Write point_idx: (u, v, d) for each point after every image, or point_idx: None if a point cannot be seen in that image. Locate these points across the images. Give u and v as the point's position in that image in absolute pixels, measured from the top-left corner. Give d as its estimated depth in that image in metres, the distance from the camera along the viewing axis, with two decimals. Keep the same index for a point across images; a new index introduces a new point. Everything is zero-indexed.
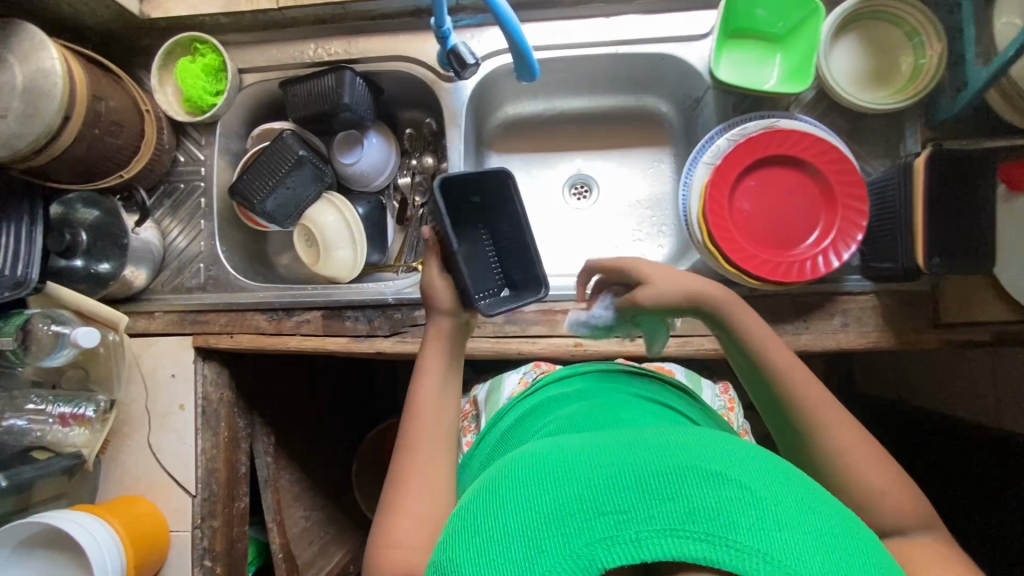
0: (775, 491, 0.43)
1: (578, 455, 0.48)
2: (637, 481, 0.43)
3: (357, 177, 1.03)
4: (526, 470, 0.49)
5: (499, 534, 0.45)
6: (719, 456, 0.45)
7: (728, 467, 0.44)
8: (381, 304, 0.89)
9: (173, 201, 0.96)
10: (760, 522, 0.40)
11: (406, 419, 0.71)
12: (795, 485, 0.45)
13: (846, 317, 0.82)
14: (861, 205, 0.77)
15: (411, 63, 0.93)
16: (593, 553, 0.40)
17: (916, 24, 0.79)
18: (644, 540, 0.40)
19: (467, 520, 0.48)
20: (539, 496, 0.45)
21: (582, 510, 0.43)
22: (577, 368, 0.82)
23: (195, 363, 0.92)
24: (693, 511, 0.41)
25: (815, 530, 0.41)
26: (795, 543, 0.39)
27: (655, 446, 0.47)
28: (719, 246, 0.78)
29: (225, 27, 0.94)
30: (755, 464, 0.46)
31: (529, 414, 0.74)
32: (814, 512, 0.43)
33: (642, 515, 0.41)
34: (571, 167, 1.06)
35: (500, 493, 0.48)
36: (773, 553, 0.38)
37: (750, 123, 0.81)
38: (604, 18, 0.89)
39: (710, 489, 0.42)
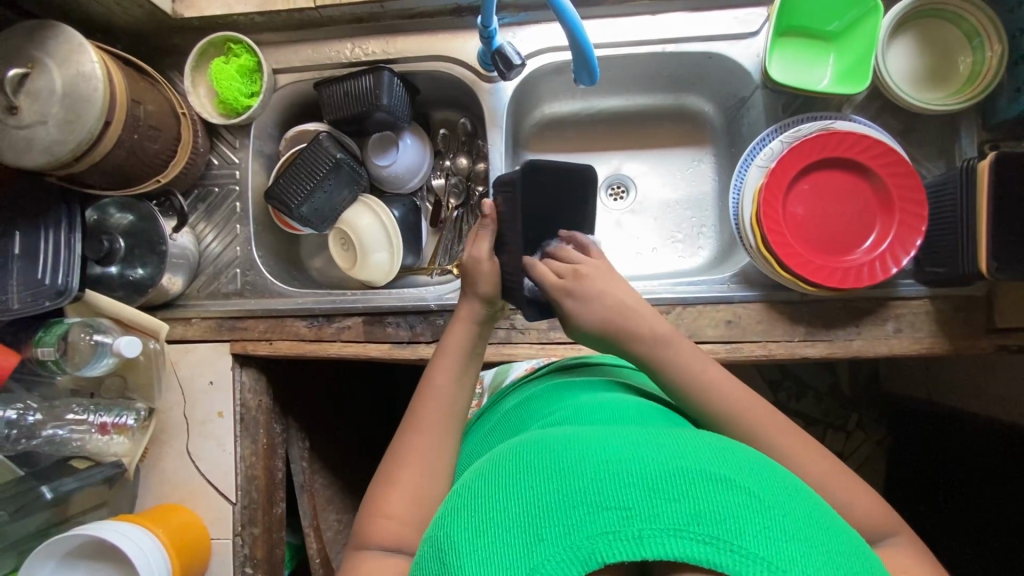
0: (784, 501, 0.41)
1: (584, 444, 0.46)
2: (645, 478, 0.41)
3: (392, 179, 1.01)
4: (529, 456, 0.47)
5: (496, 516, 0.42)
6: (730, 464, 0.44)
7: (737, 474, 0.42)
8: (423, 311, 0.88)
9: (207, 205, 0.95)
10: (768, 532, 0.38)
11: (415, 401, 0.69)
12: (803, 499, 0.43)
13: (899, 323, 0.81)
14: (919, 210, 0.75)
15: (450, 63, 0.91)
16: (592, 546, 0.38)
17: (975, 22, 0.77)
18: (647, 538, 0.38)
19: (461, 504, 0.46)
20: (540, 483, 0.43)
21: (585, 501, 0.40)
22: (585, 358, 0.80)
23: (234, 371, 0.91)
24: (699, 513, 0.39)
25: (823, 546, 0.39)
26: (802, 555, 0.38)
27: (664, 445, 0.45)
28: (774, 251, 0.76)
29: (259, 26, 0.92)
30: (766, 475, 0.44)
31: (535, 400, 0.70)
32: (821, 525, 0.41)
33: (647, 512, 0.39)
34: (608, 167, 1.04)
35: (498, 477, 0.46)
36: (778, 563, 0.37)
37: (807, 124, 0.79)
38: (650, 16, 0.86)
39: (719, 494, 0.40)
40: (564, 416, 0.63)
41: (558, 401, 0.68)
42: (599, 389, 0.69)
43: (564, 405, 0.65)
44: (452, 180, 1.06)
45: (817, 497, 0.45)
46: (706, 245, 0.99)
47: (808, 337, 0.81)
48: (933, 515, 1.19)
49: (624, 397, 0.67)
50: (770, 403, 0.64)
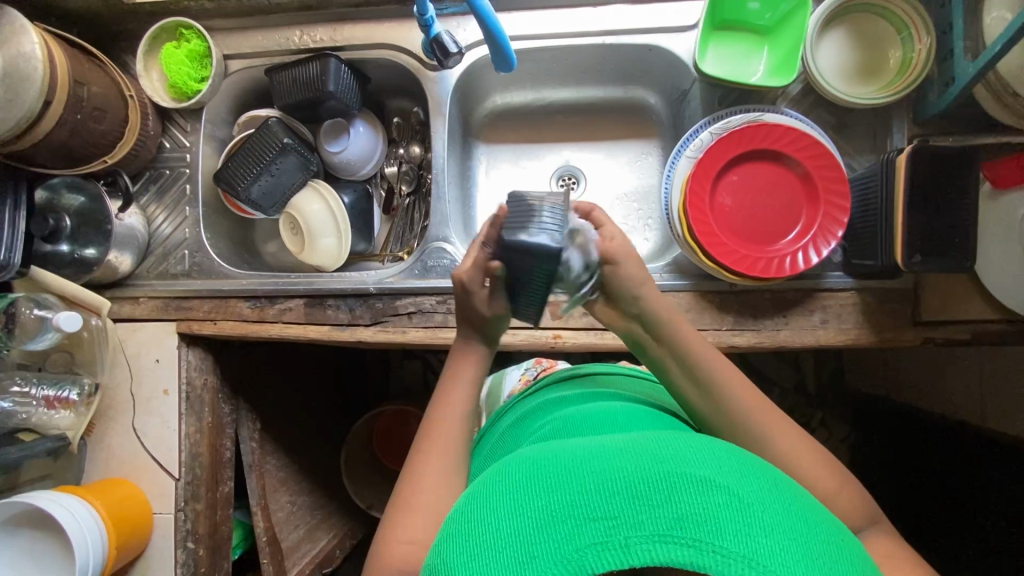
0: (762, 498, 0.43)
1: (573, 460, 0.48)
2: (627, 486, 0.43)
3: (343, 165, 1.03)
4: (521, 476, 0.49)
5: (492, 538, 0.44)
6: (710, 464, 0.45)
7: (716, 474, 0.44)
8: (363, 294, 0.89)
9: (159, 187, 0.96)
10: (748, 529, 0.40)
11: (425, 429, 0.68)
12: (781, 494, 0.45)
13: (826, 314, 0.82)
14: (841, 201, 0.76)
15: (396, 51, 0.92)
16: (583, 558, 0.40)
17: (906, 18, 0.78)
18: (633, 547, 0.40)
19: (461, 525, 0.48)
20: (534, 501, 0.45)
21: (574, 516, 0.42)
22: (582, 369, 0.81)
23: (179, 349, 0.93)
24: (680, 517, 0.40)
25: (803, 540, 0.41)
26: (781, 550, 0.39)
27: (647, 452, 0.46)
28: (698, 240, 0.77)
29: (210, 12, 0.94)
30: (745, 472, 0.46)
31: (526, 417, 0.73)
32: (800, 520, 0.42)
33: (632, 520, 0.41)
34: (559, 159, 1.06)
35: (493, 499, 0.48)
36: (758, 558, 0.38)
37: (735, 116, 0.80)
38: (592, 8, 0.88)
39: (700, 494, 0.42)
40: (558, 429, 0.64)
41: (552, 416, 0.69)
42: (587, 401, 0.70)
43: (556, 420, 0.67)
44: (404, 168, 1.08)
45: (798, 492, 0.47)
46: (651, 236, 1.00)
47: (736, 326, 0.82)
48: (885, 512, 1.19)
49: (618, 404, 0.68)
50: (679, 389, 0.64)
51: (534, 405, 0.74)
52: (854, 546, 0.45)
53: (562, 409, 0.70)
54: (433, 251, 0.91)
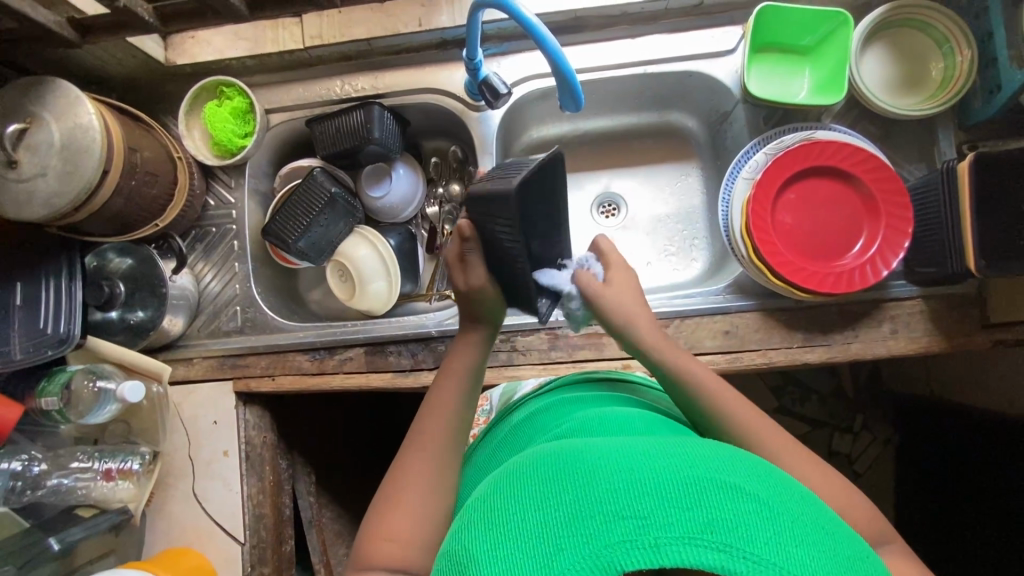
0: (792, 508, 0.42)
1: (599, 456, 0.46)
2: (657, 488, 0.41)
3: (386, 209, 1.03)
4: (542, 470, 0.47)
5: (514, 531, 0.42)
6: (738, 472, 0.44)
7: (745, 482, 0.43)
8: (424, 338, 0.88)
9: (205, 245, 0.96)
10: (778, 538, 0.39)
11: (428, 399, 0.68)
12: (810, 506, 0.43)
13: (895, 323, 0.82)
14: (904, 214, 0.77)
15: (440, 95, 0.93)
16: (611, 556, 0.39)
17: (947, 32, 0.79)
18: (663, 547, 0.38)
19: (476, 521, 0.46)
20: (557, 492, 0.43)
21: (602, 512, 0.41)
22: (594, 374, 0.79)
23: (238, 408, 0.91)
24: (711, 521, 0.39)
25: (831, 552, 0.39)
26: (811, 560, 0.38)
27: (674, 455, 0.45)
28: (766, 260, 0.77)
29: (250, 69, 0.95)
30: (774, 483, 0.44)
31: (543, 412, 0.70)
32: (830, 534, 0.41)
33: (661, 522, 0.39)
34: (598, 186, 1.07)
35: (512, 493, 0.46)
36: (789, 567, 0.37)
37: (788, 136, 0.81)
38: (630, 39, 0.89)
39: (731, 502, 0.40)
40: (572, 428, 0.62)
41: (564, 415, 0.67)
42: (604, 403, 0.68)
43: (571, 419, 0.65)
44: (445, 207, 1.07)
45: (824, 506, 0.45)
46: (700, 256, 1.01)
47: (806, 342, 0.82)
48: (947, 513, 1.18)
49: (637, 412, 0.66)
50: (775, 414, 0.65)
51: (550, 404, 0.72)
52: (878, 561, 0.43)
53: (577, 412, 0.67)
54: None
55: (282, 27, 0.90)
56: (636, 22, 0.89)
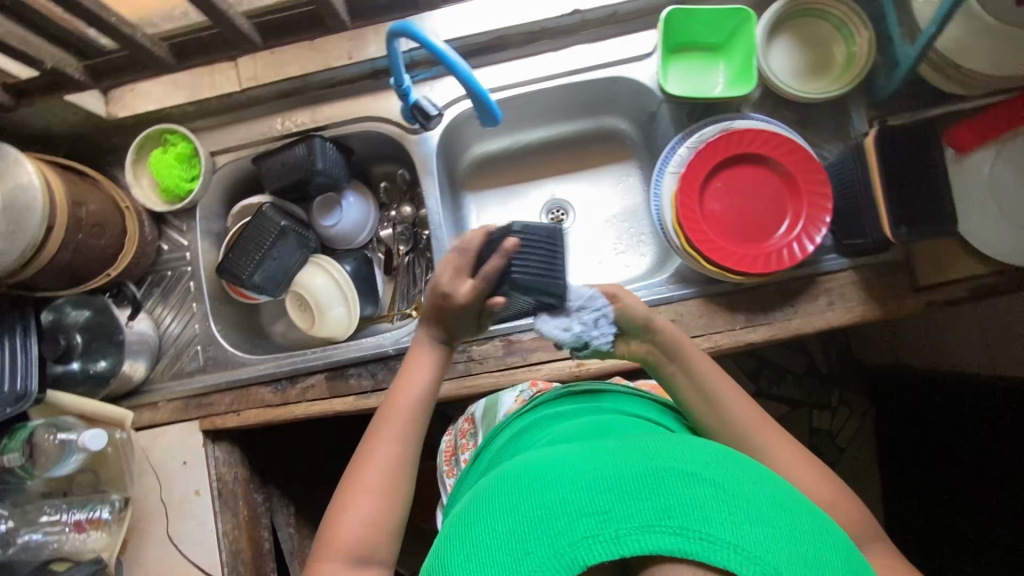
0: (748, 489, 0.44)
1: (564, 461, 0.49)
2: (617, 483, 0.43)
3: (340, 237, 1.05)
4: (513, 479, 0.49)
5: (488, 538, 0.44)
6: (697, 459, 0.46)
7: (703, 468, 0.45)
8: (382, 357, 0.89)
9: (162, 289, 0.97)
10: (732, 518, 0.41)
11: (386, 398, 0.70)
12: (769, 487, 0.45)
13: (830, 296, 0.85)
14: (825, 191, 0.80)
15: (378, 122, 0.96)
16: (574, 552, 0.41)
17: (843, 15, 0.84)
18: (623, 537, 0.40)
19: (456, 534, 0.48)
20: (525, 497, 0.46)
21: (567, 511, 0.43)
22: (580, 387, 0.78)
23: (206, 447, 0.92)
24: (667, 508, 0.41)
25: (787, 527, 0.41)
26: (766, 535, 0.40)
27: (635, 450, 0.47)
28: (698, 248, 0.81)
29: (192, 115, 0.97)
30: (732, 467, 0.46)
31: (527, 428, 0.70)
32: (786, 509, 0.43)
33: (621, 514, 0.41)
34: (545, 194, 1.10)
35: (488, 503, 0.48)
36: (743, 544, 0.39)
37: (708, 129, 0.85)
38: (555, 53, 0.93)
39: (687, 487, 0.43)
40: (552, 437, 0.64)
41: (546, 425, 0.69)
42: (585, 411, 0.70)
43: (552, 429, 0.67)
44: (399, 229, 1.09)
45: (785, 485, 0.48)
46: (648, 251, 1.04)
47: (748, 323, 0.85)
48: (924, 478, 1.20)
49: (615, 416, 0.67)
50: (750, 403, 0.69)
51: (533, 419, 0.72)
52: (838, 533, 0.45)
53: (557, 425, 0.68)
54: None
55: (218, 72, 0.93)
56: (557, 35, 0.93)
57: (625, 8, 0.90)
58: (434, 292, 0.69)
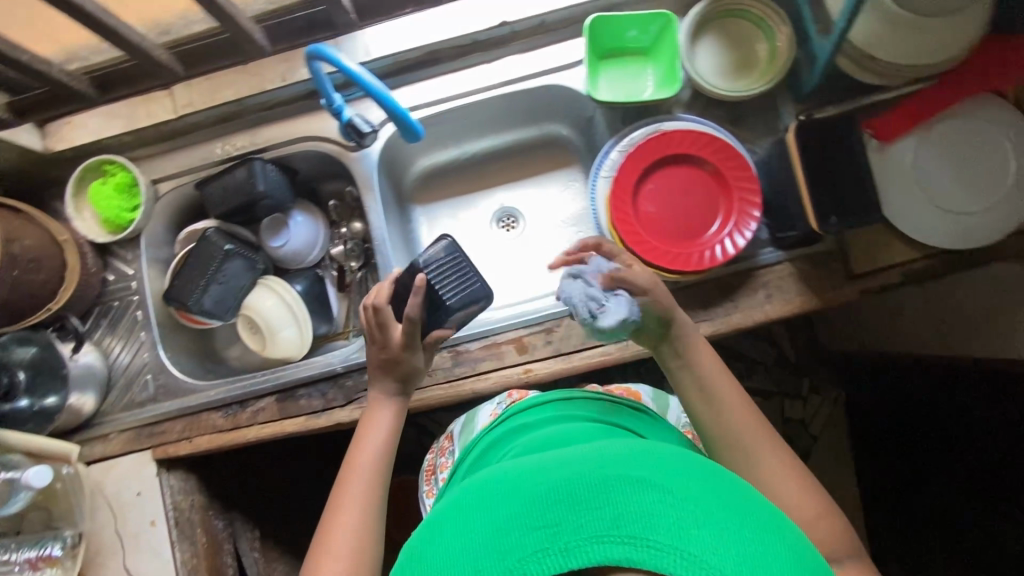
0: (696, 495, 0.45)
1: (520, 477, 0.49)
2: (568, 496, 0.44)
3: (291, 257, 1.05)
4: (471, 498, 0.50)
5: (444, 559, 0.45)
6: (647, 469, 0.47)
7: (652, 477, 0.45)
8: (331, 375, 0.90)
9: (109, 319, 0.97)
10: (678, 523, 0.41)
11: (350, 449, 0.74)
12: (719, 491, 0.46)
13: (768, 289, 0.86)
14: (751, 186, 0.82)
15: (318, 141, 0.97)
16: (524, 567, 0.41)
17: (761, 13, 0.86)
18: (572, 549, 0.41)
19: (416, 556, 0.48)
20: (482, 516, 0.46)
21: (519, 527, 0.43)
22: (548, 393, 0.78)
23: (160, 476, 0.91)
24: (616, 518, 0.42)
25: (734, 529, 0.42)
26: (712, 539, 0.41)
27: (587, 463, 0.48)
28: (633, 250, 0.82)
29: (131, 144, 0.98)
30: (682, 474, 0.47)
31: (496, 444, 0.72)
32: (734, 513, 0.44)
33: (571, 526, 0.42)
34: (494, 203, 1.11)
35: (447, 523, 0.48)
36: (688, 550, 0.40)
37: (637, 132, 0.86)
38: (488, 64, 0.94)
39: (634, 497, 0.43)
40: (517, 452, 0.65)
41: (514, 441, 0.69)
42: (550, 423, 0.71)
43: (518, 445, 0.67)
44: (349, 245, 1.09)
45: (737, 488, 0.48)
46: None
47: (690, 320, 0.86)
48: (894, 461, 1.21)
49: (578, 425, 0.68)
50: (743, 403, 0.71)
51: (502, 433, 0.74)
52: (787, 531, 0.46)
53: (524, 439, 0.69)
54: None
55: (153, 101, 0.95)
56: (489, 47, 0.94)
57: (552, 17, 0.91)
58: (384, 351, 0.76)
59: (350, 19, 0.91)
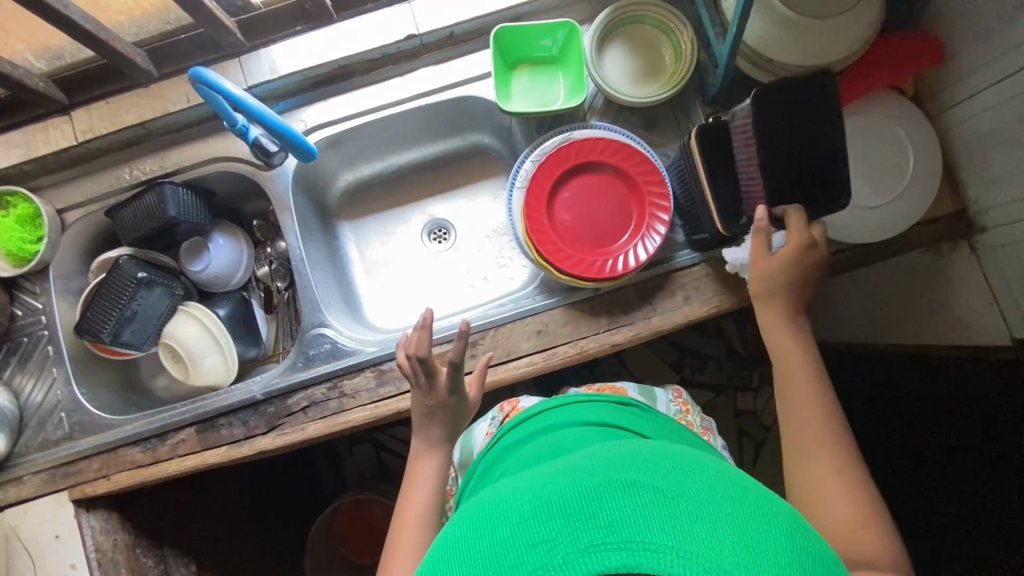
0: (693, 486, 0.39)
1: (513, 493, 0.44)
2: (560, 506, 0.39)
3: (215, 280, 1.02)
4: (463, 521, 0.44)
5: None
6: (641, 465, 0.42)
7: (645, 474, 0.40)
8: (252, 403, 0.88)
9: (19, 356, 0.93)
10: (678, 521, 0.36)
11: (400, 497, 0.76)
12: (716, 476, 0.41)
13: (686, 290, 0.87)
14: (660, 191, 0.83)
15: (229, 162, 0.95)
16: None
17: (666, 20, 0.87)
18: (571, 563, 0.36)
19: None
20: (473, 540, 0.41)
21: (514, 548, 0.38)
22: (565, 396, 0.74)
23: (79, 517, 0.87)
24: (611, 523, 0.37)
25: (739, 520, 0.37)
26: (711, 534, 0.36)
27: (579, 469, 0.43)
28: (548, 259, 0.82)
29: (33, 173, 0.94)
30: (676, 463, 0.42)
31: (491, 465, 0.69)
32: (736, 500, 0.39)
33: (567, 538, 0.37)
34: (424, 215, 1.10)
35: (440, 554, 0.42)
36: (689, 549, 0.35)
37: (549, 142, 0.86)
38: (401, 77, 0.93)
39: (628, 498, 0.38)
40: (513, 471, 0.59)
41: (513, 461, 0.64)
42: (540, 434, 0.67)
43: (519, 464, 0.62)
44: (275, 265, 1.07)
45: (736, 474, 0.44)
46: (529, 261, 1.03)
47: (611, 326, 0.86)
48: None
49: (569, 432, 0.65)
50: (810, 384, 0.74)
51: (495, 455, 0.70)
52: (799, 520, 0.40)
53: (518, 458, 0.64)
54: (312, 339, 0.91)
55: (52, 128, 0.92)
56: (401, 60, 0.93)
57: (460, 29, 0.91)
58: (430, 394, 0.77)
59: (240, 40, 0.89)
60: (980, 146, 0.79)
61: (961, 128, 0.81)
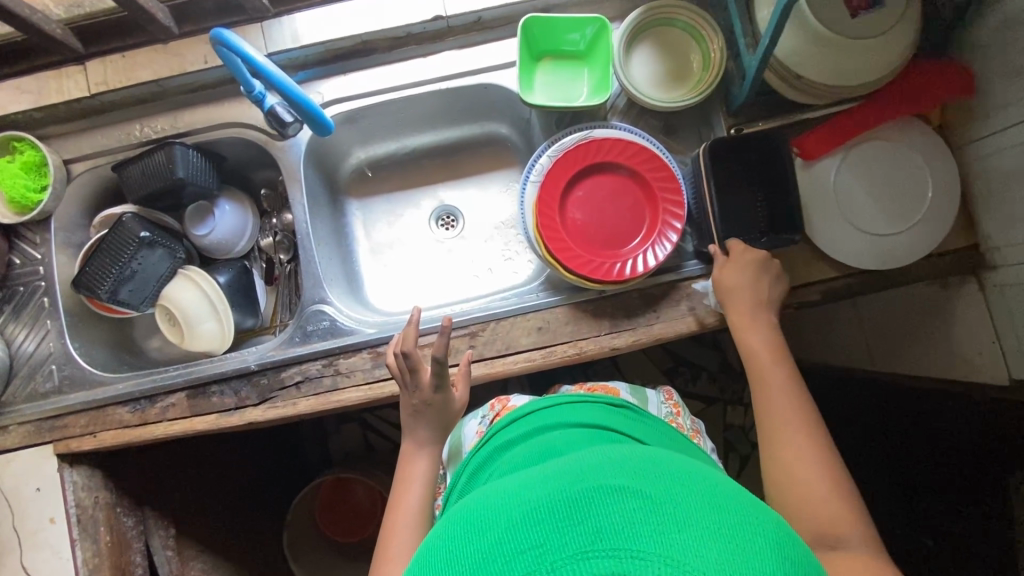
0: (684, 493, 0.39)
1: (504, 497, 0.43)
2: (550, 512, 0.39)
3: (217, 246, 1.01)
4: (453, 525, 0.44)
5: None
6: (631, 472, 0.41)
7: (635, 481, 0.40)
8: (245, 373, 0.87)
9: (13, 305, 0.92)
10: (667, 528, 0.36)
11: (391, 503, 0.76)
12: (706, 484, 0.41)
13: (692, 301, 0.86)
14: (675, 198, 0.82)
15: (242, 128, 0.93)
16: None
17: (697, 26, 0.86)
18: (560, 570, 0.35)
19: None
20: (462, 545, 0.40)
21: (503, 554, 0.38)
22: (557, 397, 0.74)
23: (61, 472, 0.87)
24: (600, 529, 0.36)
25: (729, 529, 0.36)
26: (701, 542, 0.35)
27: (570, 474, 0.43)
28: (556, 256, 0.81)
29: (42, 121, 0.93)
30: (666, 471, 0.42)
31: (480, 466, 0.68)
32: (727, 509, 0.38)
33: (555, 544, 0.36)
34: (433, 201, 1.09)
35: (428, 558, 0.42)
36: (677, 556, 0.34)
37: (567, 138, 0.85)
38: (424, 58, 0.92)
39: (617, 504, 0.38)
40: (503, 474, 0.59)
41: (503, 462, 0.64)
42: (530, 436, 0.66)
43: (507, 465, 0.62)
44: (280, 237, 1.06)
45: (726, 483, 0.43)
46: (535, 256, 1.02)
47: (613, 329, 0.85)
48: None
49: (559, 433, 0.64)
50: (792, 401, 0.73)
51: (485, 454, 0.69)
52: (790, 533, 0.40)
53: (508, 460, 0.63)
54: (311, 314, 0.90)
55: (65, 76, 0.90)
56: (426, 41, 0.92)
57: (489, 15, 0.90)
58: (416, 393, 0.79)
59: (263, 5, 0.87)
60: (1000, 183, 0.78)
61: (983, 163, 0.81)
